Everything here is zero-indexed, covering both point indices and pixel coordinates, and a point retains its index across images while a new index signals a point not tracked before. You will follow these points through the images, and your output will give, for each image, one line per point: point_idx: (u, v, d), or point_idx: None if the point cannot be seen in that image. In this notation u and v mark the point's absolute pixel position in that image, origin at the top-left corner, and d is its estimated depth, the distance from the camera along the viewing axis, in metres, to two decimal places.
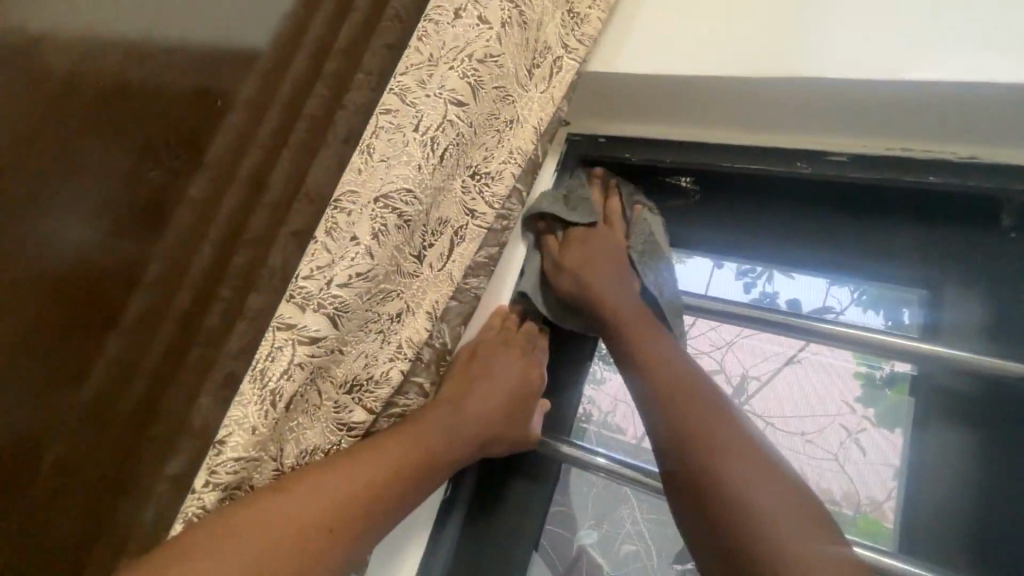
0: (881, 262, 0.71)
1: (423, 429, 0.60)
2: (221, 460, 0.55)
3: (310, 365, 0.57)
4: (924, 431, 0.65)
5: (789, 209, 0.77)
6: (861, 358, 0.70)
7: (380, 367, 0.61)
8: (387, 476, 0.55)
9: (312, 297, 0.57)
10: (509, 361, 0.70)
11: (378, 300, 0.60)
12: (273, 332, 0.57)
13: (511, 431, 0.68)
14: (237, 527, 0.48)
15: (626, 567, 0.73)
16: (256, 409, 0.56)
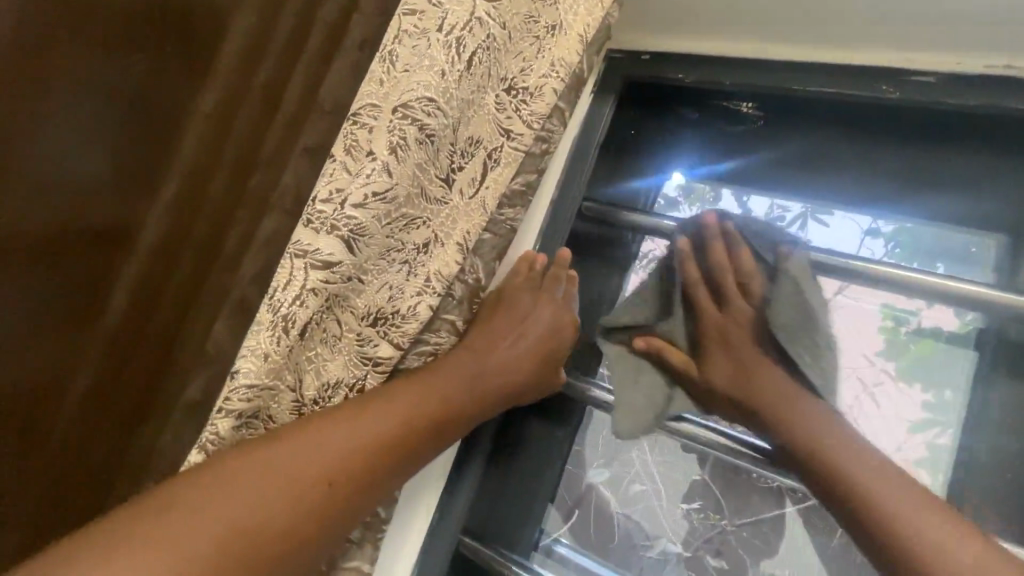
0: (961, 201, 0.62)
1: (435, 378, 0.57)
2: (235, 387, 0.52)
3: (324, 293, 0.53)
4: (989, 386, 0.58)
5: (862, 138, 0.68)
6: (890, 311, 0.63)
7: (406, 300, 0.56)
8: (393, 429, 0.52)
9: (328, 219, 0.52)
10: (534, 307, 0.65)
11: (401, 227, 0.55)
12: (287, 258, 0.53)
13: (536, 385, 0.64)
14: (241, 473, 0.46)
15: (636, 505, 0.70)
16: (269, 336, 0.52)
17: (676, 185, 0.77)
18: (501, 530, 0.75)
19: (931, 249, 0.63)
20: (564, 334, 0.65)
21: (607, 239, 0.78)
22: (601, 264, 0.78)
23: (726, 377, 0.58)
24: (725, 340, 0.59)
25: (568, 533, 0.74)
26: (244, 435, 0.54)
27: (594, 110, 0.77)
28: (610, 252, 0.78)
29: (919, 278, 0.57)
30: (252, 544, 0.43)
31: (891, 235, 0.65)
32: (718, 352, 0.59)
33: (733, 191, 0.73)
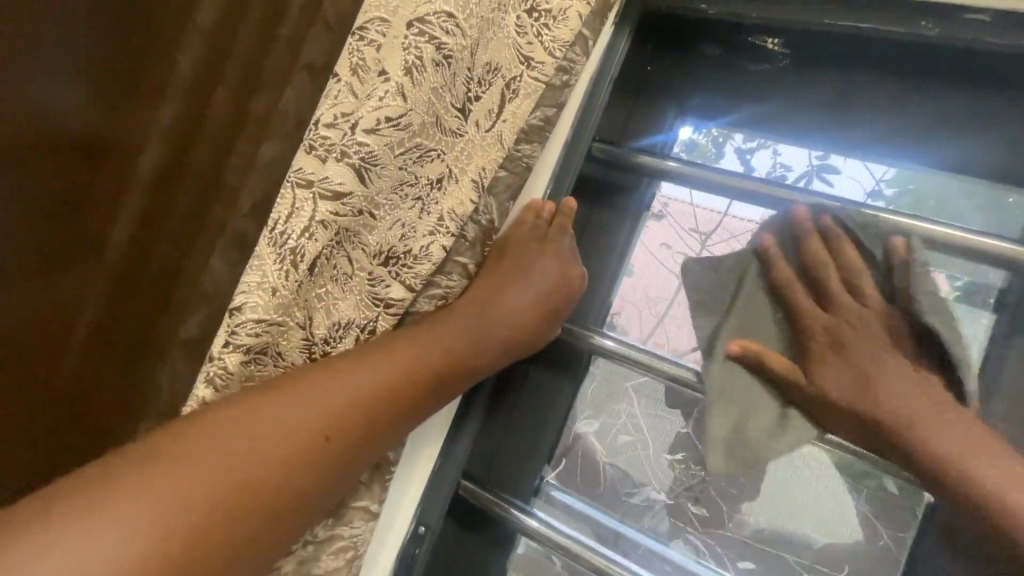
0: (990, 154, 0.60)
1: (437, 330, 0.55)
2: (241, 321, 0.49)
3: (334, 226, 0.50)
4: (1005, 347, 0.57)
5: (897, 83, 0.63)
6: None
7: (418, 239, 0.53)
8: (395, 381, 0.51)
9: (334, 147, 0.48)
10: (543, 260, 0.62)
11: (414, 159, 0.52)
12: (289, 187, 0.49)
13: (536, 336, 0.62)
14: (236, 423, 0.44)
15: (620, 455, 0.71)
16: (274, 270, 0.49)
17: (682, 138, 0.74)
18: (503, 476, 0.75)
19: (945, 205, 0.61)
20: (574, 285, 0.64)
21: (616, 186, 0.74)
22: (610, 212, 0.75)
23: (843, 386, 0.51)
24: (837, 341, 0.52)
25: (558, 480, 0.75)
26: (253, 371, 0.52)
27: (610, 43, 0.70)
28: (618, 201, 0.74)
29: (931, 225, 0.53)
30: (247, 494, 0.42)
31: (898, 191, 0.63)
32: (833, 362, 0.52)
33: (735, 144, 0.71)
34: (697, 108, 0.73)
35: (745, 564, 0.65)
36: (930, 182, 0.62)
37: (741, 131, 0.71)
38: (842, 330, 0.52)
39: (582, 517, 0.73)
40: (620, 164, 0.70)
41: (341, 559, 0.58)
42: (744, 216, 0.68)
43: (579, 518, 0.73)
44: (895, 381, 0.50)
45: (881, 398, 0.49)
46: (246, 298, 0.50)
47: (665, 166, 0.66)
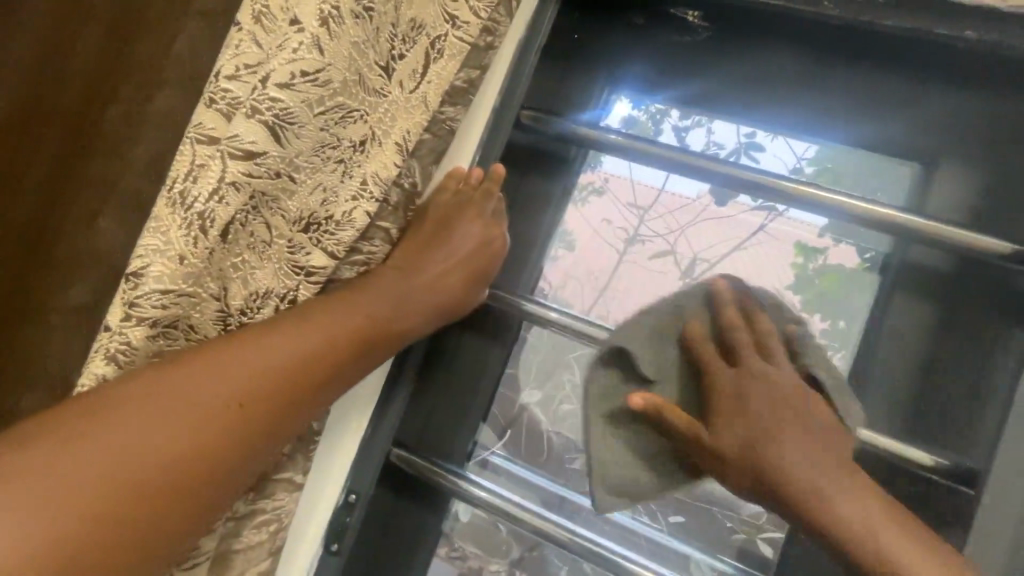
0: (884, 126, 0.65)
1: (360, 296, 0.54)
2: (143, 292, 0.46)
3: (247, 188, 0.47)
4: (886, 306, 0.63)
5: (807, 56, 0.67)
6: (801, 250, 0.67)
7: (342, 206, 0.51)
8: (312, 347, 0.49)
9: (243, 102, 0.46)
10: (470, 224, 0.63)
11: (335, 119, 0.50)
12: (191, 145, 0.46)
13: (465, 302, 0.63)
14: (140, 403, 0.42)
15: (563, 423, 0.74)
16: (178, 236, 0.46)
17: (625, 105, 0.74)
18: (432, 445, 0.75)
19: (854, 181, 0.67)
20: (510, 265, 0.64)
21: (544, 153, 0.75)
22: (535, 178, 0.76)
23: (733, 442, 0.50)
24: (742, 394, 0.52)
25: (502, 451, 0.76)
26: (161, 346, 0.48)
27: (536, 13, 0.70)
28: (549, 170, 0.75)
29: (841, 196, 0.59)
30: (155, 476, 0.41)
31: (818, 169, 0.68)
32: (735, 421, 0.51)
33: (672, 114, 0.73)
34: (626, 80, 0.74)
35: (676, 518, 0.70)
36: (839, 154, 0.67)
37: (677, 108, 0.73)
38: (752, 393, 0.51)
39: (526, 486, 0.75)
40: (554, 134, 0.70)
41: (264, 531, 0.57)
42: (681, 194, 0.72)
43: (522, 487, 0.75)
44: (750, 410, 0.51)
45: (753, 442, 0.50)
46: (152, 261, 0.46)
47: (602, 138, 0.67)
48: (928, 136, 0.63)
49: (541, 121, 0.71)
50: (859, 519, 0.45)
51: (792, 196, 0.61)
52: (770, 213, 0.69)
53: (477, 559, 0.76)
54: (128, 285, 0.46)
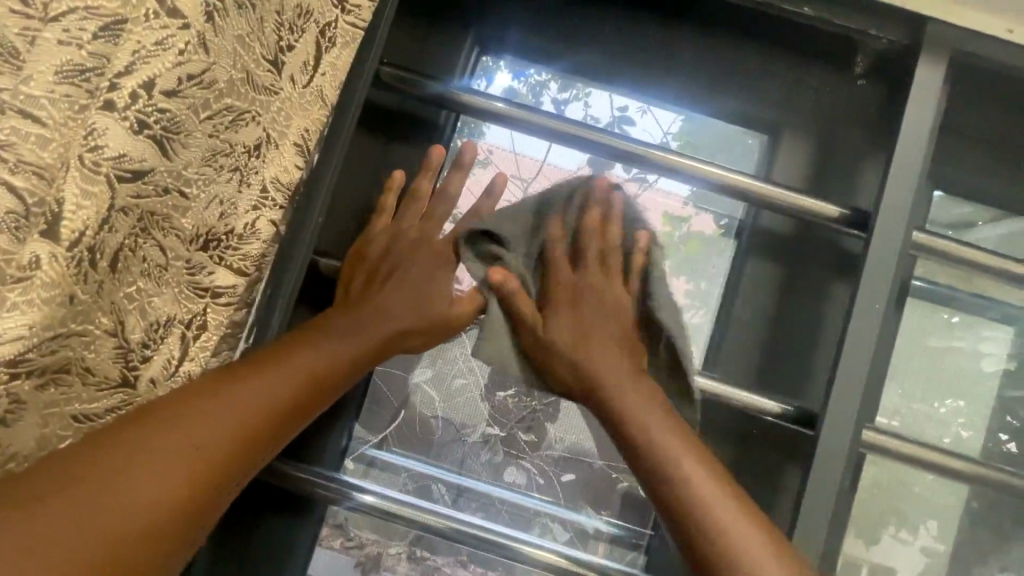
0: (744, 100, 0.74)
1: (319, 341, 0.52)
2: (21, 354, 0.37)
3: (138, 211, 0.41)
4: (744, 263, 0.73)
5: (678, 26, 0.75)
6: (669, 220, 0.74)
7: (242, 217, 0.46)
8: (282, 396, 0.47)
9: (120, 111, 0.38)
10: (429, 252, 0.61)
11: (224, 124, 0.44)
12: (75, 165, 0.37)
13: (440, 330, 0.59)
14: (105, 460, 0.38)
15: (455, 398, 0.73)
16: (69, 276, 0.38)
17: (505, 68, 0.76)
18: (309, 438, 0.71)
19: (712, 151, 0.75)
20: (454, 309, 0.60)
21: (417, 119, 0.73)
22: (406, 147, 0.73)
23: (574, 327, 0.57)
24: (586, 329, 0.57)
25: (392, 436, 0.73)
26: (52, 397, 0.41)
27: None
28: (420, 135, 0.73)
29: (704, 164, 0.65)
30: (115, 540, 0.36)
31: (682, 143, 0.75)
32: (564, 313, 0.58)
33: (552, 78, 0.76)
34: (503, 52, 0.76)
35: (567, 477, 0.72)
36: (696, 127, 0.75)
37: (555, 81, 0.75)
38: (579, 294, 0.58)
39: (421, 473, 0.73)
40: (429, 99, 0.67)
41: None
42: (561, 167, 0.75)
43: (416, 471, 0.73)
44: (598, 322, 0.57)
45: (609, 346, 0.57)
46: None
47: (490, 107, 0.66)
48: (773, 111, 0.74)
49: (417, 83, 0.67)
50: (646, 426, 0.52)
51: (669, 167, 0.65)
52: (643, 183, 0.75)
53: (374, 545, 0.72)
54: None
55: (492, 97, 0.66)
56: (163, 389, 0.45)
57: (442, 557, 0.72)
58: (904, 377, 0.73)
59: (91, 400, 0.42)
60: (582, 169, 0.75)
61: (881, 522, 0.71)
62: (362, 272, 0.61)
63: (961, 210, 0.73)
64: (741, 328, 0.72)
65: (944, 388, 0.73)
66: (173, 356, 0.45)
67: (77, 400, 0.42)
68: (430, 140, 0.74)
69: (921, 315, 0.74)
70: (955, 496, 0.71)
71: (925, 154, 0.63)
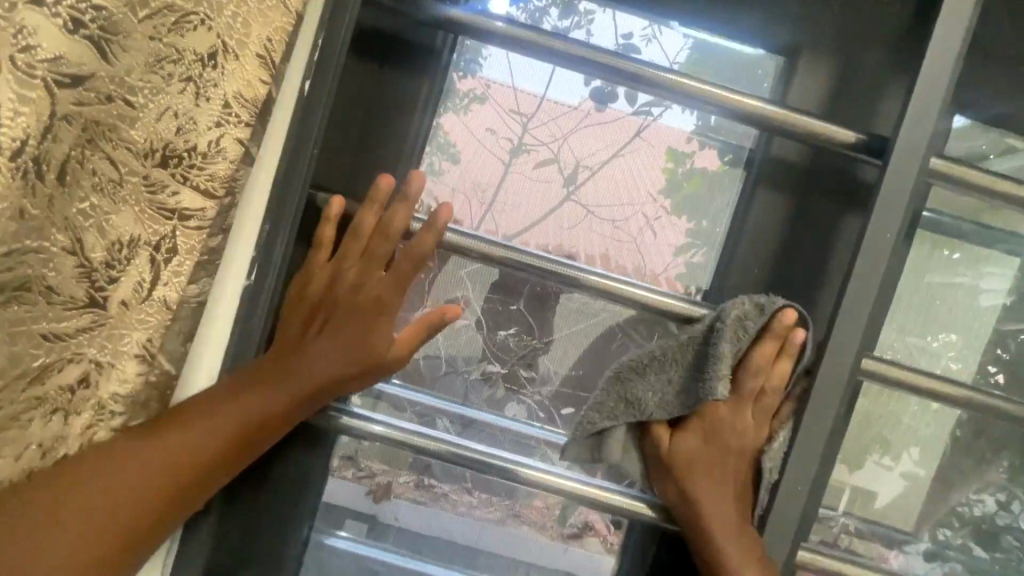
0: (764, 20, 0.69)
1: (248, 396, 0.53)
2: None
3: (80, 121, 0.38)
4: (752, 194, 0.71)
5: None
6: (671, 157, 0.71)
7: (203, 134, 0.43)
8: (209, 450, 0.52)
9: (49, 6, 0.35)
10: (374, 278, 0.58)
11: (168, 26, 0.40)
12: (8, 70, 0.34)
13: (379, 372, 0.58)
14: (50, 502, 0.45)
15: (457, 337, 0.73)
16: (14, 188, 0.36)
17: None
18: None
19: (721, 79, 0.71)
20: (390, 351, 0.58)
21: (411, 42, 0.69)
22: (400, 75, 0.69)
23: (693, 449, 0.64)
24: (714, 430, 0.64)
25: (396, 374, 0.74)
26: (16, 315, 0.40)
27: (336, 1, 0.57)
28: (416, 61, 0.69)
29: (700, 83, 0.62)
30: None
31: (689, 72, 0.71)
32: (688, 433, 0.64)
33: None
34: None
35: (567, 410, 0.74)
36: (706, 58, 0.71)
37: (556, 6, 0.70)
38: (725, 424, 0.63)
39: (425, 406, 0.74)
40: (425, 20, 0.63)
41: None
42: (561, 101, 0.71)
43: (421, 403, 0.74)
44: (715, 444, 0.64)
45: (712, 474, 0.63)
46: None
47: (493, 28, 0.62)
48: (794, 30, 0.69)
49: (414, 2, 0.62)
50: (718, 533, 0.61)
51: (673, 89, 0.62)
52: (647, 116, 0.71)
53: (385, 475, 0.74)
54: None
55: (493, 17, 0.62)
56: (136, 312, 0.45)
57: (450, 484, 0.75)
58: (901, 311, 0.73)
59: (59, 319, 0.42)
60: (584, 105, 0.71)
61: (864, 448, 0.73)
62: (304, 312, 0.59)
63: (971, 136, 0.70)
64: (745, 264, 0.71)
65: (936, 321, 0.73)
66: (144, 279, 0.44)
67: (42, 319, 0.41)
68: (428, 67, 0.70)
69: (924, 249, 0.72)
70: (937, 427, 0.72)
71: (953, 76, 0.59)
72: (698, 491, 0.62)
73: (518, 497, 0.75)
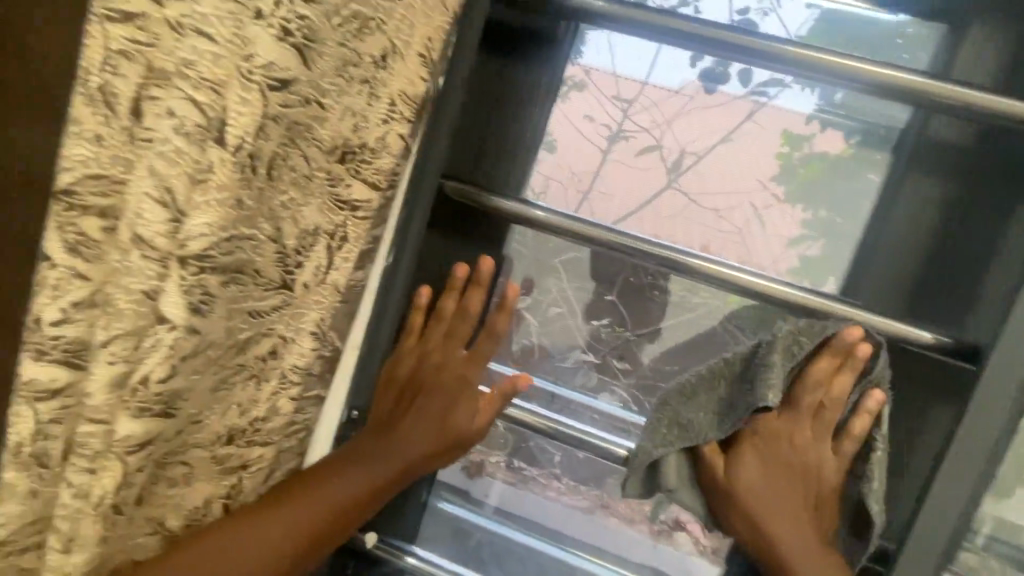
0: None
1: (344, 470, 0.57)
2: (202, 242, 0.42)
3: (286, 120, 0.43)
4: (898, 187, 0.63)
5: None
6: (787, 141, 0.65)
7: (373, 131, 0.47)
8: (310, 526, 0.54)
9: (267, 19, 0.39)
10: (452, 360, 0.61)
11: (353, 32, 0.44)
12: (239, 78, 0.40)
13: (462, 446, 0.60)
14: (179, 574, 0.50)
15: (550, 326, 0.71)
16: (236, 181, 0.42)
17: None
18: None
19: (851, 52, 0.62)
20: (473, 426, 0.60)
21: (538, 33, 0.69)
22: (521, 66, 0.69)
23: (756, 477, 0.57)
24: (776, 448, 0.57)
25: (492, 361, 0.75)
26: (235, 293, 0.46)
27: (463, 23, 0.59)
28: (535, 50, 0.69)
29: (860, 61, 0.54)
30: None
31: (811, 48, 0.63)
32: (749, 455, 0.57)
33: None
34: None
35: None
36: (839, 24, 0.62)
37: None
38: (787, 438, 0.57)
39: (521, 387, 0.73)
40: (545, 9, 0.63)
41: (294, 439, 0.56)
42: (663, 85, 0.67)
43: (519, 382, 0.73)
44: (784, 463, 0.56)
45: (784, 499, 0.56)
46: (84, 182, 0.38)
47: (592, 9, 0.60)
48: None
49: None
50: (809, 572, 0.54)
51: (809, 65, 0.55)
52: (761, 98, 0.65)
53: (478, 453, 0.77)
54: (172, 233, 0.41)
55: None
56: (313, 292, 0.50)
57: (538, 468, 0.76)
58: None
59: (260, 298, 0.48)
60: (687, 87, 0.66)
61: None
62: (391, 391, 0.61)
63: None
64: (877, 262, 0.64)
65: None
66: (321, 263, 0.50)
67: (250, 296, 0.47)
68: (549, 55, 0.69)
69: None
70: None
71: None
72: (772, 523, 0.56)
73: (608, 489, 0.74)
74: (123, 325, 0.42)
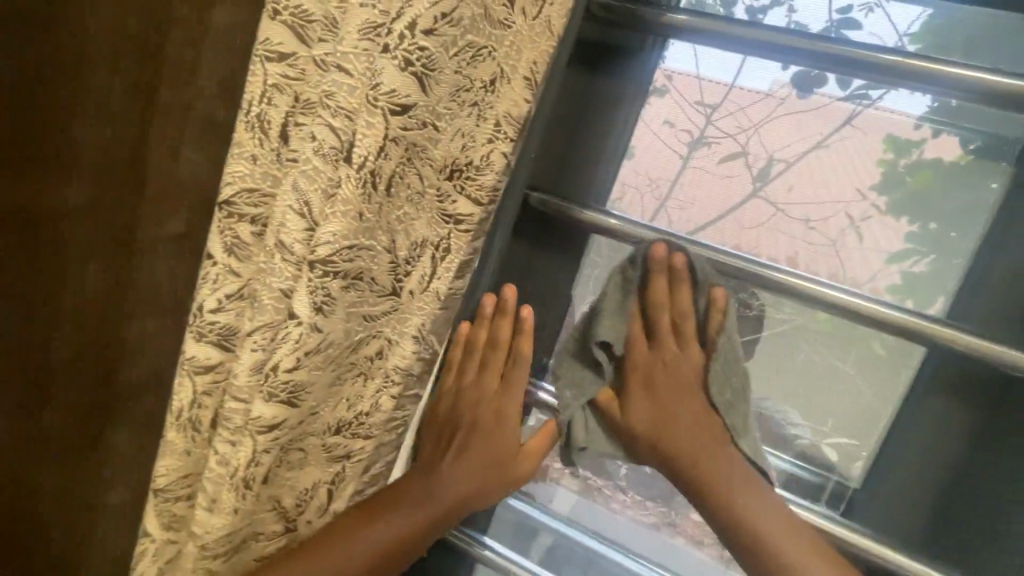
0: None
1: (397, 499, 0.60)
2: (328, 246, 0.49)
3: (404, 141, 0.48)
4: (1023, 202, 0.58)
5: None
6: (890, 145, 0.60)
7: (479, 149, 0.49)
8: (374, 557, 0.58)
9: (393, 52, 0.45)
10: (489, 397, 0.61)
11: (466, 60, 0.47)
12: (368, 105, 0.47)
13: (512, 481, 0.62)
14: None
15: None
16: (359, 196, 0.48)
17: None
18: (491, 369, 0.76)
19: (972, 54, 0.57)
20: (522, 463, 0.62)
21: (626, 48, 0.68)
22: (609, 79, 0.70)
23: (648, 418, 0.59)
24: (651, 383, 0.60)
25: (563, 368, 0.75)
26: (352, 298, 0.52)
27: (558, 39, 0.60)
28: (622, 64, 0.69)
29: (967, 69, 0.50)
30: None
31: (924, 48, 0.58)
32: (641, 399, 0.60)
33: None
34: None
35: None
36: (958, 24, 0.57)
37: None
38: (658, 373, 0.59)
39: None
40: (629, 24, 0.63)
41: (395, 434, 0.59)
42: (751, 89, 0.64)
43: None
44: (670, 399, 0.59)
45: (689, 438, 0.58)
46: (243, 196, 0.53)
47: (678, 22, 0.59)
48: None
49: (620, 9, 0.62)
50: (732, 505, 0.56)
51: (913, 74, 0.52)
52: (862, 101, 0.60)
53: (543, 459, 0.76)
54: (307, 241, 0.50)
55: (676, 10, 0.60)
56: (417, 299, 0.53)
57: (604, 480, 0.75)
58: None
59: (373, 302, 0.53)
60: (778, 91, 0.63)
61: None
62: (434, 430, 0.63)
63: None
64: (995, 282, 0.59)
65: None
66: (426, 272, 0.53)
67: (365, 300, 0.52)
68: (637, 68, 0.68)
69: None
70: None
71: None
72: (684, 467, 0.58)
73: (676, 507, 0.72)
74: (264, 316, 0.52)
